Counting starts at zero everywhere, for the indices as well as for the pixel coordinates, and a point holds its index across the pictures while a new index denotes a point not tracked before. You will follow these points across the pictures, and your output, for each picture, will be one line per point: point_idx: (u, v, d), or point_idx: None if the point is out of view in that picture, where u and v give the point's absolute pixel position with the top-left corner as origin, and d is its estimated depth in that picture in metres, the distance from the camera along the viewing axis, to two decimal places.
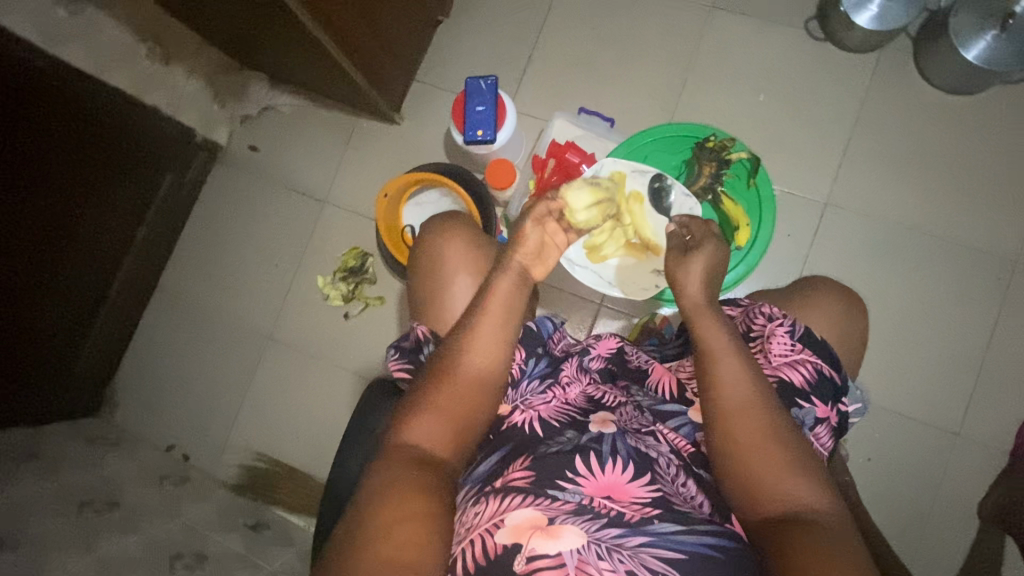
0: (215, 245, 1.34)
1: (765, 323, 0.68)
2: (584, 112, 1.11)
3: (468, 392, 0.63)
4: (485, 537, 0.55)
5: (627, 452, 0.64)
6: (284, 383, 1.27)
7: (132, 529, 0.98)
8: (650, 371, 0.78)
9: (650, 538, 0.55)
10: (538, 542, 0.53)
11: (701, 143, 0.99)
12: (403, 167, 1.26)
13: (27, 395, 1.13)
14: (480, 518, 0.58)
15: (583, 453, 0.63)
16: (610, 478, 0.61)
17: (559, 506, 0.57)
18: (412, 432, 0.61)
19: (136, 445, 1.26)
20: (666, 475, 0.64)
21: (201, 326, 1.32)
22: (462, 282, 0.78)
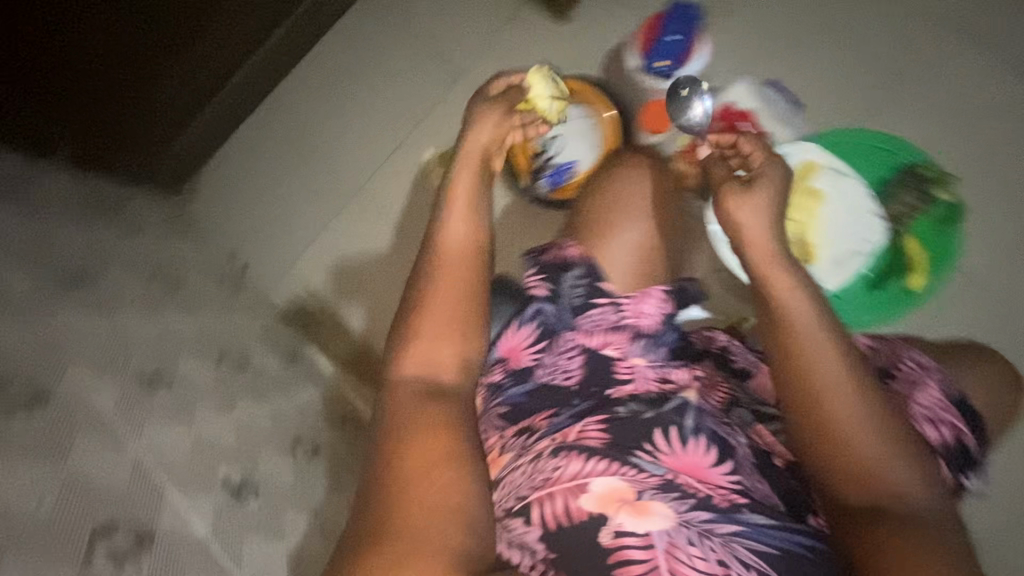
0: (336, 77, 1.30)
1: (914, 369, 0.65)
2: (771, 85, 0.98)
3: (461, 282, 0.62)
4: (567, 498, 0.55)
5: (708, 433, 0.59)
6: (357, 238, 1.26)
7: (189, 312, 1.01)
8: (754, 374, 0.73)
9: (740, 529, 0.53)
10: (625, 518, 0.53)
11: (912, 167, 0.90)
12: (552, 70, 1.18)
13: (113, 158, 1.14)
14: (562, 470, 0.56)
15: (662, 427, 0.59)
16: (691, 459, 0.57)
17: (644, 477, 0.55)
18: (410, 359, 0.59)
19: (204, 241, 1.28)
20: (747, 467, 0.58)
21: (297, 152, 1.31)
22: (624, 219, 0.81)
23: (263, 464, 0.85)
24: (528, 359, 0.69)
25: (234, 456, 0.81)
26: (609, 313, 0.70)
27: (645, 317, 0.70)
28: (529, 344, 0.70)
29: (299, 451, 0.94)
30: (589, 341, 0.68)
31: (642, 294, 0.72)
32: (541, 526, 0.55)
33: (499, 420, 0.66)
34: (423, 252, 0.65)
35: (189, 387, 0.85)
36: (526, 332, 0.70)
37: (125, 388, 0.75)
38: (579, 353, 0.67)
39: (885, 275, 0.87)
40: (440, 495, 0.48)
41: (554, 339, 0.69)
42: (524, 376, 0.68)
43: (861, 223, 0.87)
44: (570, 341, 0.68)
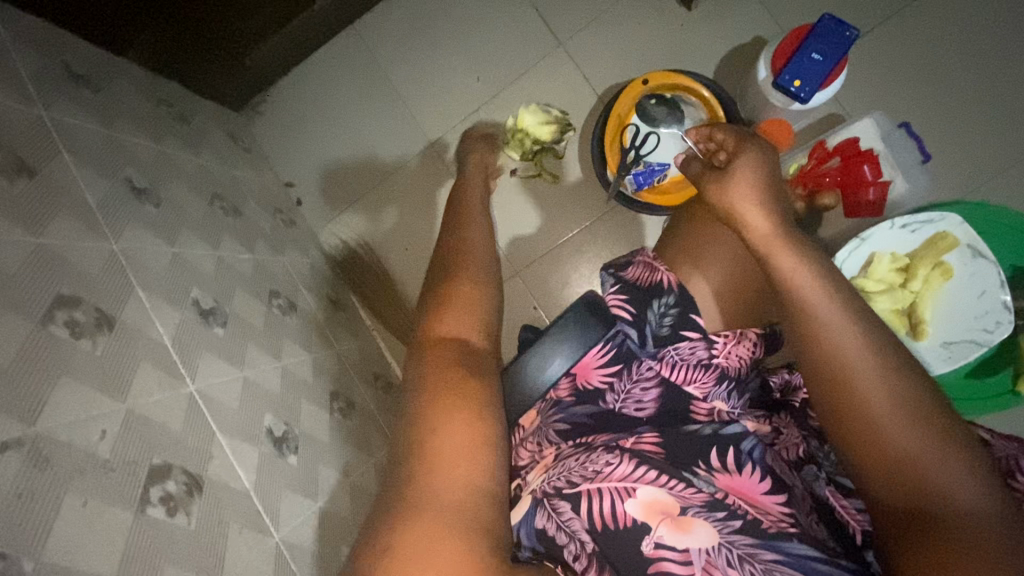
0: (428, 17, 1.21)
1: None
2: (904, 129, 0.91)
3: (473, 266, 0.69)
4: (613, 498, 0.54)
5: (764, 465, 0.59)
6: (420, 194, 1.21)
7: (246, 243, 0.98)
8: None
9: (782, 559, 0.51)
10: (667, 530, 0.52)
11: None
12: (663, 59, 1.09)
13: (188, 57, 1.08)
14: (613, 470, 0.55)
15: (719, 447, 0.59)
16: (743, 482, 0.57)
17: (693, 492, 0.54)
18: (440, 327, 0.61)
19: (264, 165, 1.24)
20: (801, 504, 0.57)
21: (374, 91, 1.24)
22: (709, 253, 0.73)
23: (303, 417, 0.85)
24: (599, 382, 0.64)
25: (279, 405, 0.80)
26: (701, 350, 0.64)
27: (734, 360, 0.65)
28: (603, 365, 0.63)
29: (335, 408, 0.93)
30: (671, 374, 0.64)
31: (737, 334, 0.66)
32: (587, 522, 0.54)
33: (555, 435, 0.63)
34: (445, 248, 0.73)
35: (243, 326, 0.83)
36: (604, 354, 0.63)
37: (185, 320, 0.73)
38: (655, 386, 0.64)
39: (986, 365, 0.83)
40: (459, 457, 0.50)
41: (633, 365, 0.63)
42: (593, 398, 0.64)
43: (981, 307, 0.82)
44: (650, 369, 0.64)
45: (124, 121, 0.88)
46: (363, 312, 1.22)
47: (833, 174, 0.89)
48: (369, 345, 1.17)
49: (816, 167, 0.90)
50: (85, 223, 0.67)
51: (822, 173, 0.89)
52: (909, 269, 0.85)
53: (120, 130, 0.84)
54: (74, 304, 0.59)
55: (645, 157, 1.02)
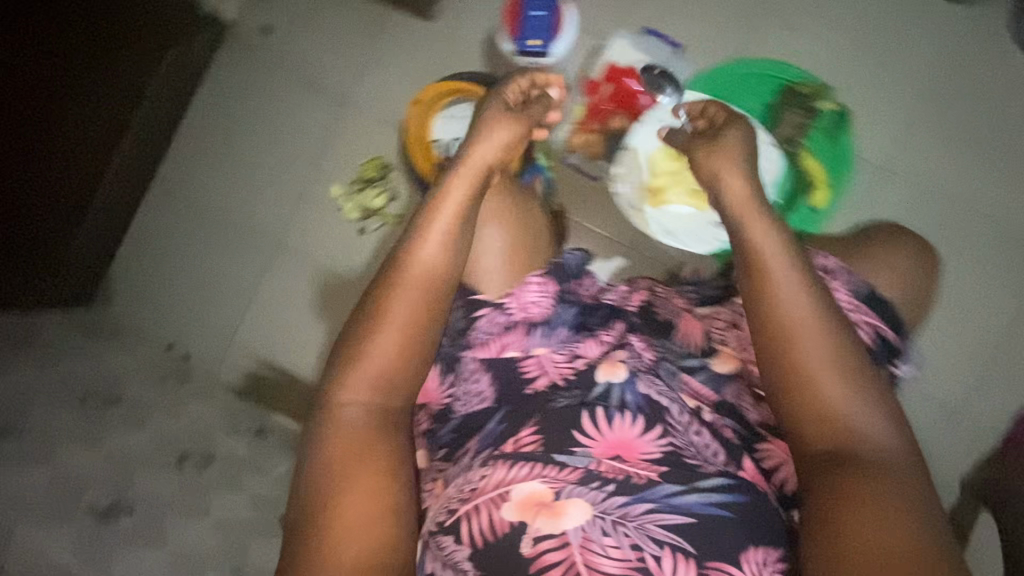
0: (220, 135, 1.23)
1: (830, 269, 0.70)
2: (651, 32, 0.98)
3: (418, 295, 0.66)
4: (491, 511, 0.55)
5: (636, 404, 0.62)
6: (290, 293, 1.22)
7: (137, 425, 0.96)
8: (678, 324, 0.76)
9: (653, 506, 0.55)
10: (543, 523, 0.54)
11: (791, 87, 0.97)
12: (435, 72, 1.14)
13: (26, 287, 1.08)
14: (487, 482, 0.57)
15: (589, 410, 0.61)
16: (619, 434, 0.60)
17: (565, 475, 0.56)
18: (350, 386, 0.63)
19: (135, 341, 1.22)
20: (678, 425, 0.62)
21: (204, 223, 1.24)
22: (490, 231, 0.81)
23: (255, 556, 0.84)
24: (444, 398, 0.71)
25: None
26: (495, 316, 0.74)
27: (531, 306, 0.74)
28: (440, 383, 0.72)
29: None
30: (486, 352, 0.71)
31: (522, 285, 0.76)
32: (470, 545, 0.55)
33: (443, 462, 0.67)
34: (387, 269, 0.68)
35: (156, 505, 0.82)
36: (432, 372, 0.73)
37: (79, 532, 0.75)
38: (484, 372, 0.70)
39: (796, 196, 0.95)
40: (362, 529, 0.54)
41: (458, 367, 0.72)
42: (447, 414, 0.70)
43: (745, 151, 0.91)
44: (473, 361, 0.71)
45: None
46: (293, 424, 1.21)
47: (609, 100, 0.96)
48: None
49: (593, 101, 0.97)
50: None
51: (600, 104, 0.97)
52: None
53: None
54: None
55: None
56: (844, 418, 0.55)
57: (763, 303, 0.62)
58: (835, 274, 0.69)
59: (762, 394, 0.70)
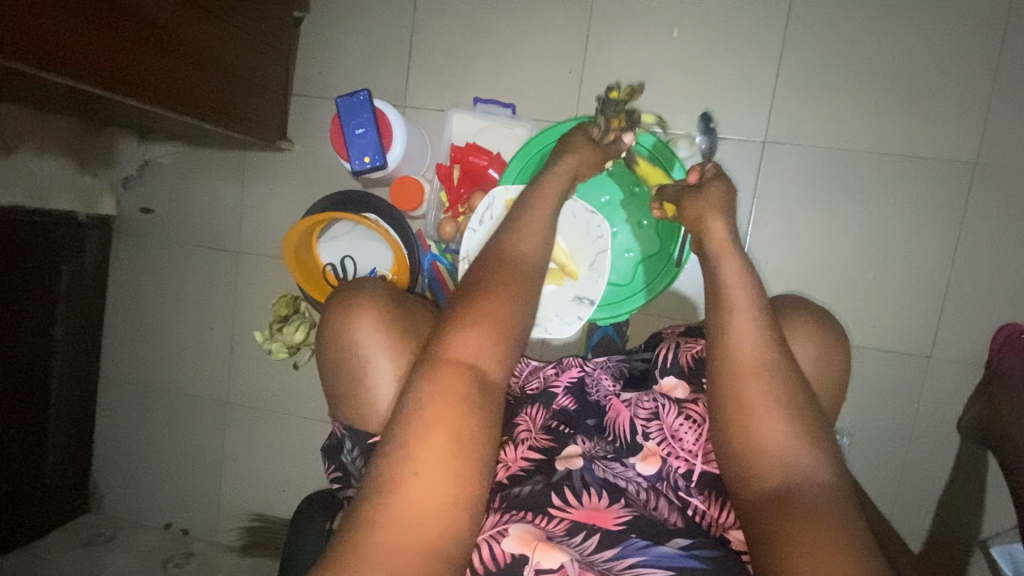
0: (142, 319, 1.27)
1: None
2: (479, 102, 0.99)
3: (519, 280, 0.64)
4: (492, 543, 0.56)
5: (597, 483, 0.64)
6: (254, 443, 1.25)
7: None
8: (607, 409, 0.73)
9: (638, 558, 0.55)
10: (542, 555, 0.54)
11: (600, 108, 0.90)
12: (310, 197, 1.15)
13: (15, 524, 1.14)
14: (484, 524, 0.59)
15: (557, 490, 0.62)
16: (590, 506, 0.61)
17: (554, 527, 0.58)
18: (457, 346, 0.58)
19: (134, 534, 1.27)
20: (638, 501, 0.63)
21: (158, 404, 1.28)
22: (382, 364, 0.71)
23: None
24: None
25: None
26: None
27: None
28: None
29: None
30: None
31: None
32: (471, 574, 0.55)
33: None
34: (486, 268, 0.64)
35: None
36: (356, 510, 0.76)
37: None
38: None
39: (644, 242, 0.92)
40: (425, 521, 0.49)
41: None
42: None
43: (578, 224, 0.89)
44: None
45: None
46: None
47: (463, 182, 0.96)
48: None
49: (451, 187, 0.97)
50: None
51: (457, 187, 0.97)
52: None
53: None
54: None
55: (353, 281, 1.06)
56: (783, 457, 0.55)
57: (721, 342, 0.62)
58: None
59: (690, 499, 0.65)
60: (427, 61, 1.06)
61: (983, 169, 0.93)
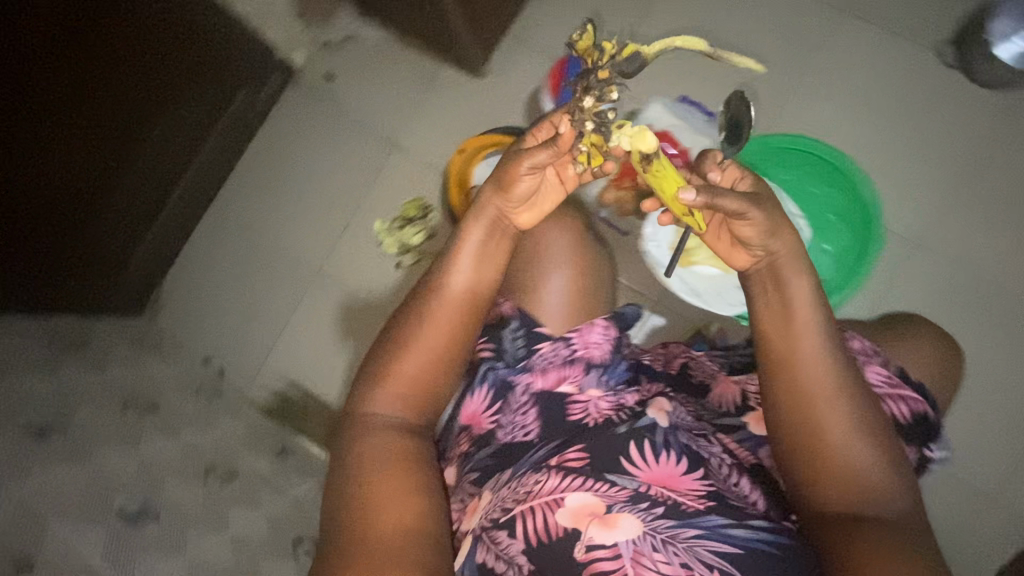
0: (275, 167, 1.32)
1: (861, 349, 0.71)
2: (684, 100, 1.04)
3: (442, 326, 0.70)
4: (546, 511, 0.60)
5: (680, 447, 0.66)
6: (325, 318, 1.28)
7: (172, 432, 1.01)
8: (713, 386, 0.79)
9: (701, 532, 0.58)
10: (596, 532, 0.58)
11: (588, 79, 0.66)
12: (480, 124, 1.22)
13: (84, 292, 1.17)
14: (541, 488, 0.61)
15: (636, 440, 0.64)
16: (664, 469, 0.63)
17: (616, 492, 0.61)
18: (386, 403, 0.68)
19: (176, 352, 1.29)
20: (719, 474, 0.66)
21: (251, 247, 1.33)
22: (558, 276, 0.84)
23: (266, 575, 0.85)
24: (487, 423, 0.71)
25: None
26: (561, 348, 0.72)
27: (595, 348, 0.73)
28: (486, 408, 0.72)
29: (302, 552, 0.95)
30: (543, 381, 0.71)
31: (587, 325, 0.75)
32: (524, 539, 0.59)
33: (472, 488, 0.68)
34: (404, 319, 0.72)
35: (178, 514, 0.85)
36: (480, 396, 0.72)
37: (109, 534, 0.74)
38: (533, 405, 0.70)
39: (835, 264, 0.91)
40: (391, 505, 0.60)
41: (508, 396, 0.71)
42: (487, 439, 0.71)
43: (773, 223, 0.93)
44: (523, 394, 0.71)
45: (18, 370, 0.92)
46: (316, 446, 1.25)
47: None
48: None
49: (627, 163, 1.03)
50: None
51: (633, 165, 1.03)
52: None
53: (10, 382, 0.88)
54: None
55: None
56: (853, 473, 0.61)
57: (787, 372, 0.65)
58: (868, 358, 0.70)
59: None
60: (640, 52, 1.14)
61: None
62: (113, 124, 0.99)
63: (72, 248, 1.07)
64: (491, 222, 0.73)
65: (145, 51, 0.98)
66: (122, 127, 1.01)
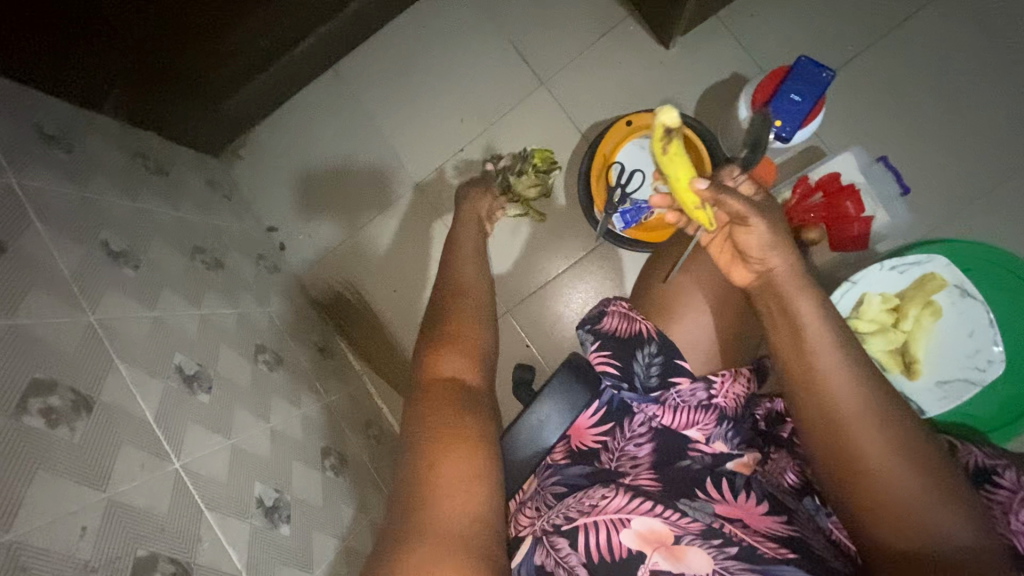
0: (409, 57, 1.20)
1: (1015, 485, 0.57)
2: (884, 162, 0.93)
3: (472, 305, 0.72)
4: (609, 531, 0.56)
5: (762, 490, 0.62)
6: (405, 234, 1.19)
7: (230, 298, 0.95)
8: None
9: None
10: (661, 558, 0.54)
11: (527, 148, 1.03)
12: (645, 98, 1.09)
13: (176, 113, 1.08)
14: (608, 504, 0.57)
15: (713, 478, 0.63)
16: (741, 505, 0.60)
17: (687, 523, 0.56)
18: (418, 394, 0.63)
19: (244, 211, 1.21)
20: (806, 523, 0.60)
21: (355, 132, 1.22)
22: (705, 314, 0.72)
23: (293, 482, 0.81)
24: (593, 441, 0.66)
25: (270, 471, 0.78)
26: (698, 391, 0.66)
27: (732, 400, 0.67)
28: (594, 426, 0.66)
29: (327, 466, 0.91)
30: (670, 419, 0.66)
31: (731, 374, 0.68)
32: (584, 553, 0.55)
33: (553, 499, 0.62)
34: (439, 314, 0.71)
35: (227, 390, 0.80)
36: (592, 412, 0.65)
37: (166, 393, 0.69)
38: (648, 437, 0.66)
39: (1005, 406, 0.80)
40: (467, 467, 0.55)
41: (623, 421, 0.66)
42: (587, 458, 0.65)
43: (969, 341, 0.80)
44: (642, 424, 0.66)
45: (100, 179, 0.84)
46: (351, 357, 1.20)
47: (818, 211, 0.88)
48: (358, 390, 1.15)
49: (801, 204, 0.88)
50: (60, 300, 0.64)
51: (806, 209, 0.88)
52: (899, 309, 0.83)
53: (92, 191, 0.80)
54: (49, 389, 0.56)
55: (631, 195, 1.02)
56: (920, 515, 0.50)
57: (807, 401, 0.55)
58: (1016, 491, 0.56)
59: None
60: (851, 88, 1.01)
61: None
62: None
63: (168, 35, 0.94)
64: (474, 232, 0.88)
65: None
66: None
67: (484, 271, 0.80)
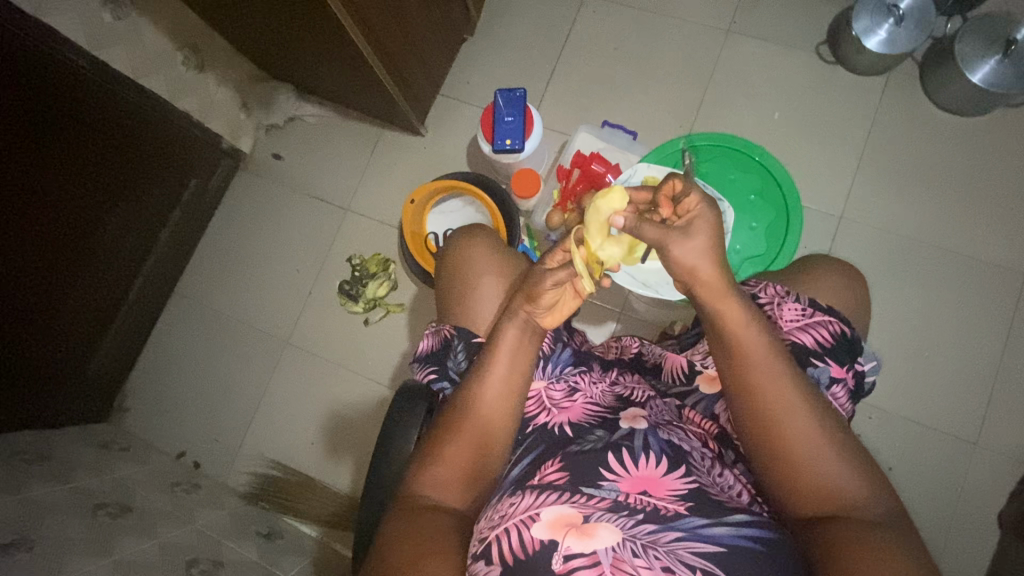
0: (234, 248, 1.34)
1: (771, 296, 0.71)
2: (607, 124, 1.13)
3: (485, 424, 0.65)
4: (520, 529, 0.56)
5: (659, 447, 0.63)
6: (300, 387, 1.26)
7: (146, 531, 0.95)
8: (664, 364, 0.80)
9: (682, 534, 0.55)
10: (573, 541, 0.53)
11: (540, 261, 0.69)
12: (427, 176, 1.28)
13: (41, 401, 1.12)
14: (516, 508, 0.58)
15: (615, 449, 0.62)
16: (645, 472, 0.61)
17: (595, 503, 0.57)
18: (426, 479, 0.63)
19: (147, 451, 1.24)
20: (702, 467, 0.64)
21: (216, 330, 1.32)
22: (486, 287, 0.81)
23: None
24: None
25: None
26: None
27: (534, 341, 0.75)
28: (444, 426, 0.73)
29: None
30: None
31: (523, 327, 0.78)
32: (500, 563, 0.54)
33: None
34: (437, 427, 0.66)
35: None
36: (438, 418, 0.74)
37: None
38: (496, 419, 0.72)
39: (770, 231, 1.00)
40: (418, 554, 0.55)
41: None
42: None
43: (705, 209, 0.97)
44: None
45: None
46: (303, 525, 1.20)
47: (579, 183, 1.05)
48: (322, 552, 1.14)
49: (567, 186, 1.08)
50: None
51: (572, 187, 1.07)
52: None
53: None
54: None
55: None
56: (828, 485, 0.58)
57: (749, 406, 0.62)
58: (774, 300, 0.70)
59: None
60: (563, 89, 1.24)
61: (1013, 281, 1.07)
62: (69, 209, 1.02)
63: (22, 350, 1.04)
64: (521, 323, 0.68)
65: (91, 137, 1.01)
66: (75, 215, 1.04)
67: (517, 364, 0.67)
